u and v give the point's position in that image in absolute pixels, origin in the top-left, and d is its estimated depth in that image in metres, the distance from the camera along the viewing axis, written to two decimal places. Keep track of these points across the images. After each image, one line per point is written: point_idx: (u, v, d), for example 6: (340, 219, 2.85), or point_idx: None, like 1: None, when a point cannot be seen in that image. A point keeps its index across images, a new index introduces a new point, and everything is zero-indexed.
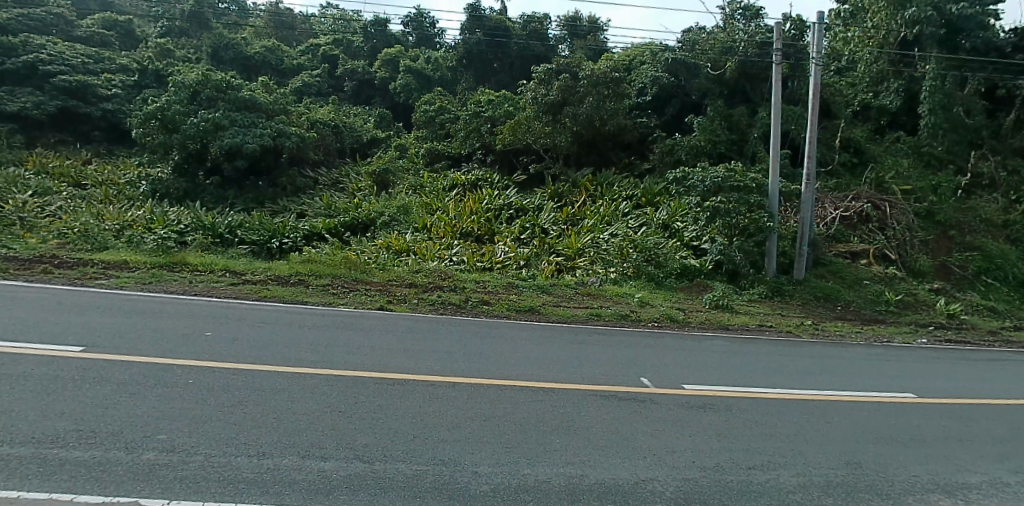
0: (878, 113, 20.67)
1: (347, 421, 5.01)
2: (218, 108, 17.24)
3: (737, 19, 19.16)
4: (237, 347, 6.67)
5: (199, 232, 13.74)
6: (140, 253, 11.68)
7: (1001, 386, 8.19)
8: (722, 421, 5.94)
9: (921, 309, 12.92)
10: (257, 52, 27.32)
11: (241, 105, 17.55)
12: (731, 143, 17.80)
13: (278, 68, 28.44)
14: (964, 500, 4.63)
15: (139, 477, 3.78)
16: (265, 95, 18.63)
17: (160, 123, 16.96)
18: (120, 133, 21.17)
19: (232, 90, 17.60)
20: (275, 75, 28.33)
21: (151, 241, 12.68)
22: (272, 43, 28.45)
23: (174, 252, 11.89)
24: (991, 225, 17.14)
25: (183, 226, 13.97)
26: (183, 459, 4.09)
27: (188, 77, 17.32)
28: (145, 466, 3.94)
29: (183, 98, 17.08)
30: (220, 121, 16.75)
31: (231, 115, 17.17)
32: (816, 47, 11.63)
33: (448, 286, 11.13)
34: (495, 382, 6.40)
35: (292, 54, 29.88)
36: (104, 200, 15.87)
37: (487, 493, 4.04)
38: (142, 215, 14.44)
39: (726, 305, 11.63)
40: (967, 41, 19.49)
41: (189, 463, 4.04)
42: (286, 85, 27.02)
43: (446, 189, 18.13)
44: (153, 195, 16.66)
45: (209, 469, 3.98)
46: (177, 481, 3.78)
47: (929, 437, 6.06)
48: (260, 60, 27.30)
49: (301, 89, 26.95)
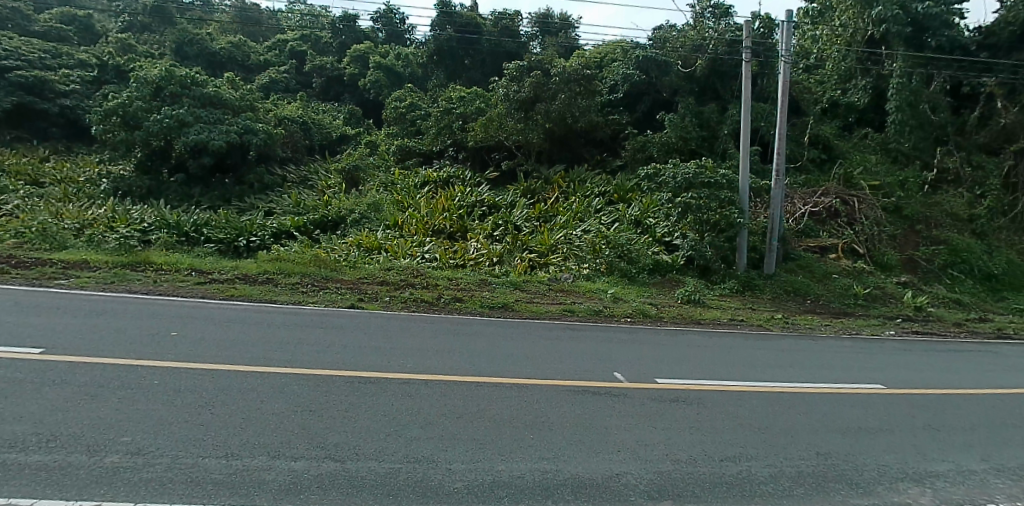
0: (846, 110, 21.07)
1: (317, 422, 4.95)
2: (181, 104, 16.91)
3: (707, 17, 19.41)
4: (203, 347, 6.57)
5: (164, 231, 13.54)
6: (101, 252, 11.46)
7: (963, 377, 8.40)
8: (694, 415, 5.98)
9: (889, 302, 13.15)
10: (223, 47, 27.03)
11: (206, 102, 17.27)
12: (702, 139, 17.90)
13: (245, 65, 28.01)
14: (932, 489, 4.73)
15: (102, 480, 3.71)
16: (231, 91, 18.32)
17: (122, 119, 16.61)
18: (79, 129, 20.81)
19: (196, 86, 17.27)
20: (242, 71, 27.91)
21: (113, 239, 12.45)
22: (239, 39, 28.10)
23: (137, 251, 11.70)
24: (957, 220, 17.65)
25: (147, 224, 13.78)
26: (149, 461, 4.02)
27: (151, 72, 16.96)
28: (108, 469, 3.86)
29: (146, 94, 16.69)
30: (184, 118, 16.44)
31: (195, 111, 16.85)
32: (785, 45, 11.64)
33: (420, 284, 11.06)
34: (464, 378, 6.37)
35: (259, 50, 29.54)
36: (64, 197, 15.53)
37: (460, 490, 4.03)
38: (104, 213, 14.19)
39: (698, 300, 11.75)
40: (932, 40, 19.81)
41: (154, 466, 3.96)
42: (253, 81, 26.65)
43: (418, 186, 18.09)
44: (115, 193, 16.40)
45: (176, 471, 3.91)
46: (143, 484, 3.71)
47: (899, 427, 6.18)
48: (226, 55, 27.01)
49: (268, 86, 26.56)
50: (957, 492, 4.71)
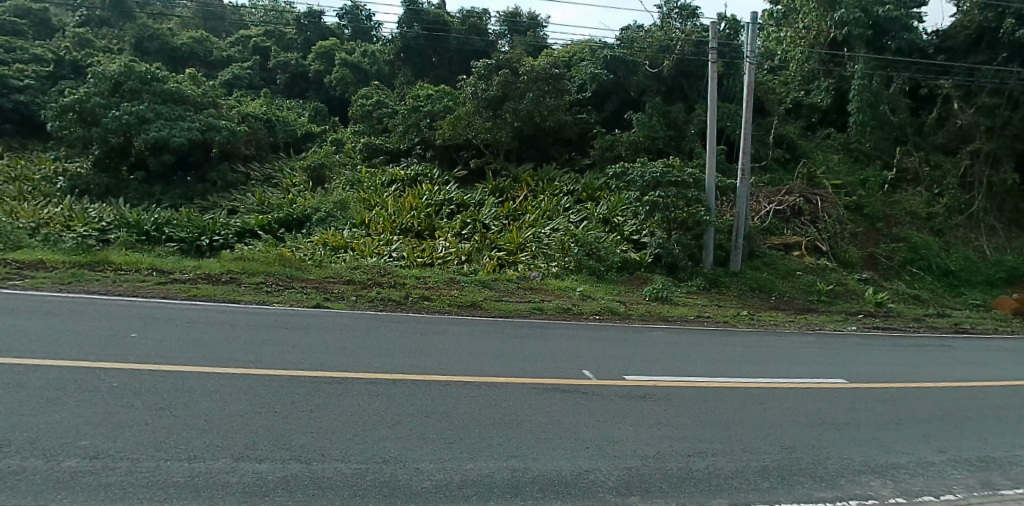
0: (809, 110, 21.57)
1: (282, 422, 4.90)
2: (142, 100, 16.50)
3: (674, 18, 19.71)
4: (164, 348, 6.46)
5: (123, 229, 13.29)
6: (58, 252, 11.13)
7: (919, 370, 8.66)
8: (661, 411, 6.05)
9: (851, 299, 13.49)
10: (184, 43, 26.57)
11: (166, 98, 16.86)
12: (669, 139, 18.14)
13: (207, 60, 27.58)
14: (892, 480, 4.87)
15: (59, 485, 3.62)
16: (192, 87, 17.96)
17: (78, 115, 16.16)
18: (35, 126, 20.22)
19: (157, 82, 16.90)
20: (203, 67, 27.49)
21: (70, 238, 12.14)
22: (201, 34, 27.62)
23: (95, 251, 11.38)
24: (917, 218, 18.22)
25: (106, 223, 13.52)
26: (109, 465, 3.94)
27: (109, 68, 16.53)
28: (66, 474, 3.77)
29: (103, 90, 16.26)
30: (145, 114, 16.07)
31: (156, 108, 16.46)
32: (751, 46, 11.88)
33: (388, 283, 11.03)
34: (431, 377, 6.36)
35: (223, 46, 29.02)
36: (18, 196, 15.14)
37: (429, 489, 4.03)
38: (60, 212, 13.86)
39: (666, 297, 11.92)
40: (893, 42, 20.41)
41: (115, 470, 3.89)
42: (215, 78, 26.15)
43: (385, 184, 18.03)
44: (72, 191, 16.06)
45: (136, 474, 3.84)
46: (102, 488, 3.64)
47: (859, 420, 6.34)
48: (188, 51, 26.51)
49: (231, 82, 26.06)
50: (917, 483, 4.86)
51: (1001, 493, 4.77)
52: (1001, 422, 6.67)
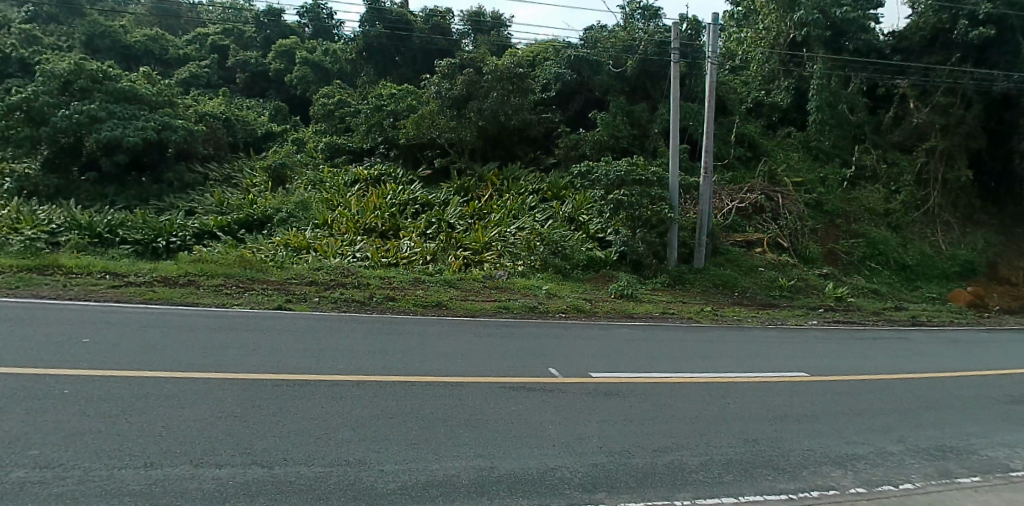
0: (770, 109, 22.02)
1: (243, 426, 4.83)
2: (93, 99, 16.03)
3: (637, 18, 20.11)
4: (120, 352, 6.32)
5: (75, 232, 12.94)
6: (4, 255, 10.75)
7: (877, 362, 8.91)
8: (627, 408, 6.11)
9: (811, 294, 13.81)
10: (138, 41, 26.06)
11: (119, 97, 16.39)
12: (633, 138, 18.36)
13: (163, 59, 27.08)
14: (853, 471, 5.00)
15: (6, 496, 3.50)
16: (147, 85, 17.48)
17: (27, 114, 15.62)
18: None
19: (109, 81, 16.43)
20: (159, 65, 26.94)
21: (17, 242, 11.74)
22: (157, 32, 27.13)
23: (44, 254, 11.03)
24: (875, 214, 18.81)
25: (56, 225, 13.13)
26: (59, 474, 3.83)
27: (58, 65, 16.00)
28: (14, 484, 3.65)
29: (53, 89, 15.76)
30: (97, 114, 15.63)
31: (108, 107, 16.01)
32: (713, 46, 12.04)
33: (351, 283, 10.92)
34: (394, 377, 6.34)
35: (179, 44, 28.42)
36: None
37: (394, 491, 4.01)
38: (8, 214, 13.41)
39: (631, 294, 12.06)
40: (850, 43, 20.99)
41: (66, 479, 3.78)
42: (172, 76, 25.63)
43: (348, 184, 17.88)
44: (20, 193, 15.54)
45: (90, 483, 3.74)
46: (53, 498, 3.53)
47: (819, 412, 6.50)
48: (142, 49, 26.13)
49: (188, 81, 25.57)
50: (875, 472, 5.01)
51: (958, 481, 4.94)
52: (955, 411, 6.91)
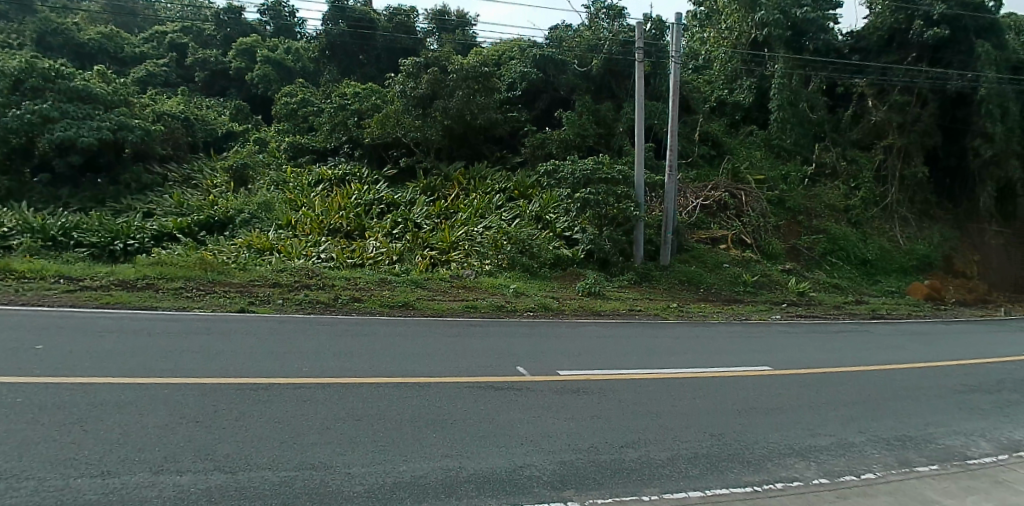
0: (733, 108, 22.44)
1: (204, 432, 4.76)
2: (45, 98, 15.56)
3: (602, 18, 20.22)
4: (74, 358, 6.18)
5: (26, 236, 12.56)
6: None
7: (837, 355, 9.18)
8: (595, 405, 6.19)
9: (775, 289, 14.13)
10: (92, 38, 25.46)
11: (72, 96, 15.92)
12: (598, 136, 18.67)
13: (118, 57, 26.45)
14: (815, 462, 5.15)
15: None
16: (102, 84, 17.01)
17: None
18: None
19: (62, 79, 15.96)
20: (115, 64, 26.32)
21: None
22: (113, 30, 26.55)
23: None
24: (835, 210, 19.38)
25: (7, 228, 12.76)
26: (12, 485, 3.73)
27: (7, 63, 15.48)
28: None
29: (2, 88, 15.25)
30: (48, 113, 15.18)
31: (61, 106, 15.58)
32: (675, 46, 12.18)
33: (315, 285, 10.80)
34: (357, 379, 6.31)
35: (136, 42, 27.79)
36: None
37: (361, 493, 4.00)
38: None
39: (598, 292, 12.20)
40: (811, 43, 21.49)
41: (19, 490, 3.68)
42: (128, 75, 25.11)
43: (312, 183, 17.69)
44: None
45: (45, 494, 3.66)
46: None
47: (781, 405, 6.67)
48: (96, 47, 25.47)
49: (145, 79, 25.00)
50: (836, 463, 5.17)
51: (917, 469, 5.13)
52: (912, 401, 7.16)
